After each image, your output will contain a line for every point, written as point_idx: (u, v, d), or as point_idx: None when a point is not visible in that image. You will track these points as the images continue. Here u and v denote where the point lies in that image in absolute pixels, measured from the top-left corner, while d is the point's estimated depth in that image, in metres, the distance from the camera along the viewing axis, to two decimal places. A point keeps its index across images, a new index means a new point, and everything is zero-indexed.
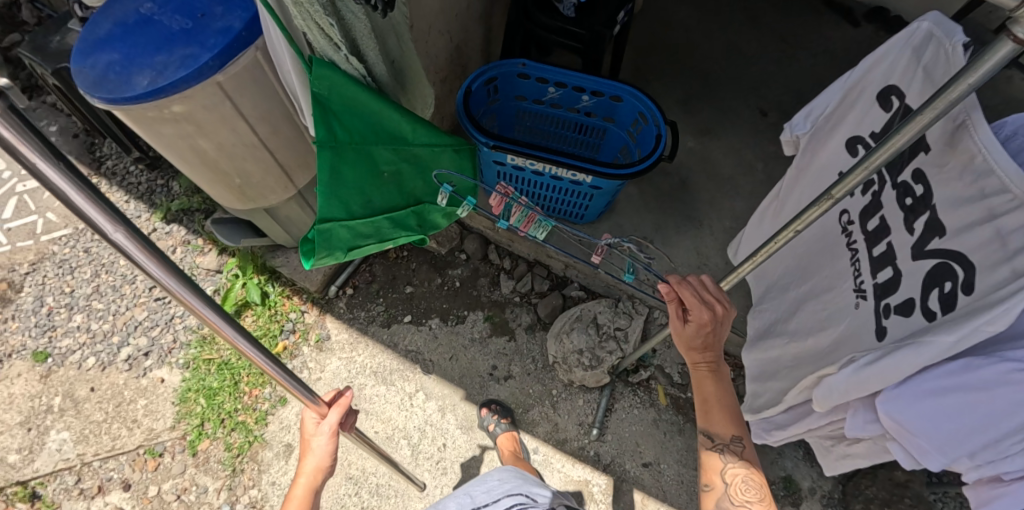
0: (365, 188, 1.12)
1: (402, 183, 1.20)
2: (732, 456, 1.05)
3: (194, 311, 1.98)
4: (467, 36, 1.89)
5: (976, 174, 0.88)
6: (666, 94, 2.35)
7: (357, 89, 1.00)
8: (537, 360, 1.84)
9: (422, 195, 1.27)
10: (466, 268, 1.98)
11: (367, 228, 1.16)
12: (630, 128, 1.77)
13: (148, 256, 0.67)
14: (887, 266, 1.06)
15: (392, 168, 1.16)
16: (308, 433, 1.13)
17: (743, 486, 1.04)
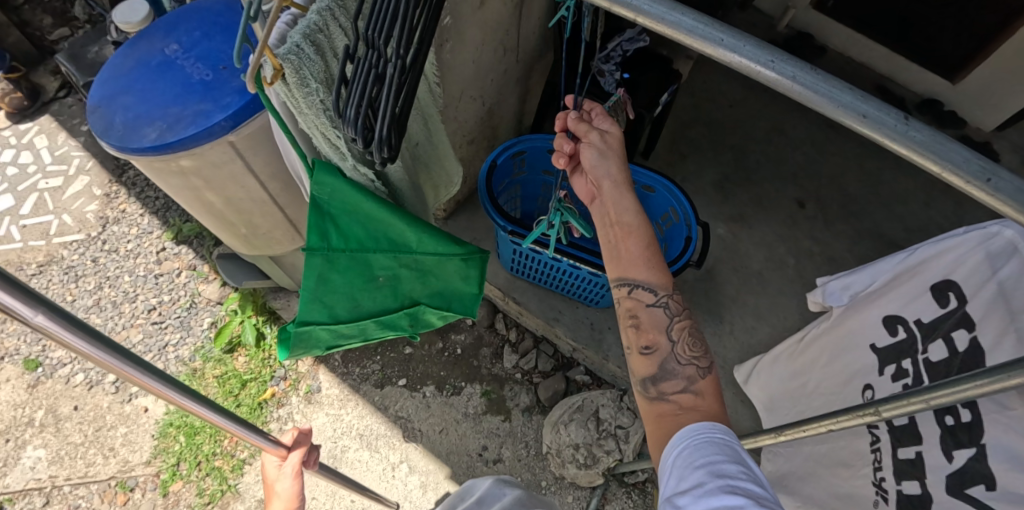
0: (356, 294, 1.21)
1: (398, 287, 1.27)
2: (674, 306, 0.92)
3: (188, 342, 1.96)
4: (501, 99, 1.82)
5: None
6: (700, 173, 2.26)
7: (360, 197, 1.06)
8: (530, 446, 1.75)
9: (419, 298, 1.33)
10: (470, 334, 1.90)
11: (352, 327, 1.28)
12: (659, 219, 1.68)
13: (74, 331, 0.58)
14: (916, 481, 1.04)
15: (389, 273, 1.22)
16: (271, 477, 1.08)
17: (689, 343, 0.91)
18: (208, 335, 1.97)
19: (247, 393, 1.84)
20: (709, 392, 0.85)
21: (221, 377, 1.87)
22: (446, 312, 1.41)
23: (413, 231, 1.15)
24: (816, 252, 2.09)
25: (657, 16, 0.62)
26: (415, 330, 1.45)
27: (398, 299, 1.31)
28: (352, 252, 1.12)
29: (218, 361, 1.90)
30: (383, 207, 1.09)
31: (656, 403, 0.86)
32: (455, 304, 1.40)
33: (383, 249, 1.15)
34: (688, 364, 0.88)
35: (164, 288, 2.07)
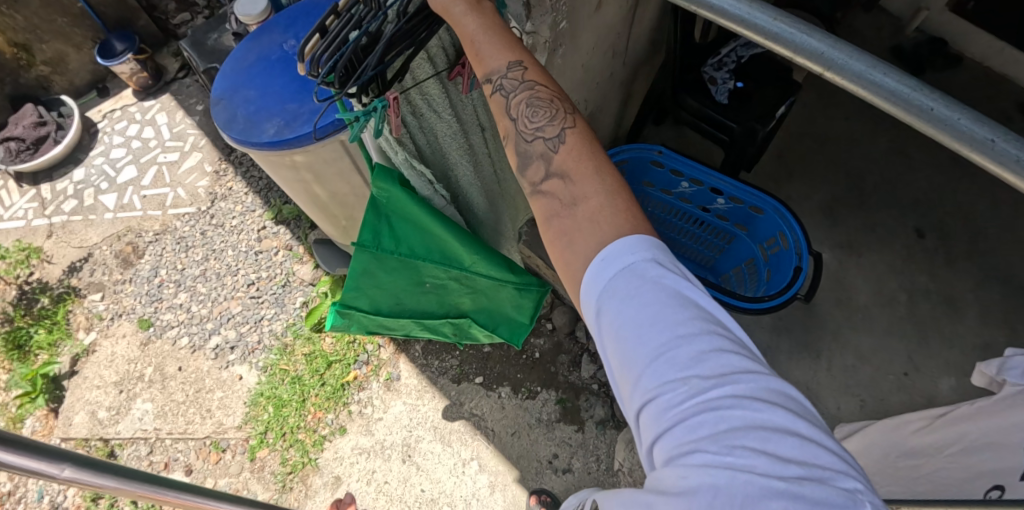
0: (402, 294, 1.20)
1: (444, 294, 1.25)
2: (513, 84, 0.80)
3: (281, 318, 2.08)
4: (602, 104, 1.76)
5: None
6: (806, 192, 2.11)
7: (417, 209, 1.03)
8: (601, 460, 1.72)
9: (466, 310, 1.33)
10: (549, 340, 1.89)
11: (394, 323, 1.27)
12: (764, 243, 1.58)
13: (100, 477, 0.67)
14: None
15: (437, 282, 1.20)
16: None
17: (530, 114, 0.81)
18: (299, 313, 2.07)
19: (332, 374, 1.93)
20: (573, 168, 0.76)
21: (309, 356, 1.98)
22: (488, 327, 1.40)
23: (467, 251, 1.14)
24: (933, 289, 1.91)
25: (855, 76, 0.54)
26: (458, 336, 1.45)
27: (442, 306, 1.30)
28: (402, 258, 1.09)
29: (308, 339, 2.01)
30: (445, 225, 1.09)
31: (533, 198, 0.78)
32: (501, 328, 1.41)
33: (438, 260, 1.14)
34: (536, 140, 0.80)
35: (262, 264, 2.20)
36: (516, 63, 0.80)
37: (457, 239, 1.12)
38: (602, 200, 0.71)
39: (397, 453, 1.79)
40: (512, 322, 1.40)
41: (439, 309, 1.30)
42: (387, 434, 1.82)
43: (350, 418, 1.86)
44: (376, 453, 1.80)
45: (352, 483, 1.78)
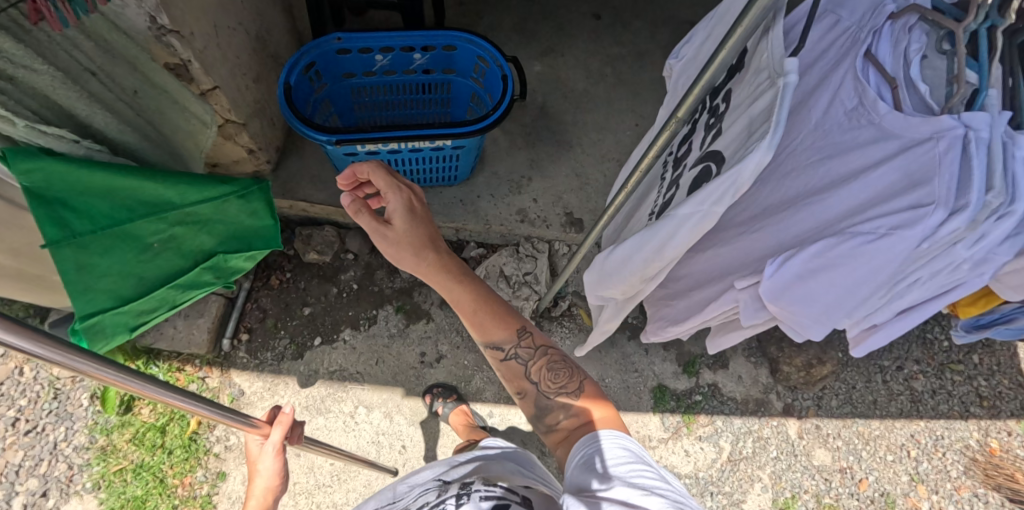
0: (135, 267, 1.19)
1: (181, 244, 1.24)
2: (527, 350, 1.06)
3: (77, 429, 1.74)
4: (264, 24, 1.65)
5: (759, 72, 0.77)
6: (497, 24, 2.26)
7: (87, 172, 1.03)
8: (461, 329, 1.80)
9: (210, 248, 1.29)
10: (358, 267, 1.87)
11: (146, 301, 1.26)
12: (472, 74, 1.69)
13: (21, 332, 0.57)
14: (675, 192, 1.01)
15: (161, 236, 1.19)
16: (254, 455, 1.03)
17: (552, 375, 1.04)
18: (94, 410, 1.75)
19: (172, 436, 1.73)
20: (580, 391, 1.00)
21: (136, 439, 1.73)
22: (247, 251, 1.35)
23: (168, 188, 1.14)
24: (622, 50, 2.23)
25: None
26: (226, 279, 1.40)
27: (185, 257, 1.27)
28: (110, 231, 1.11)
29: (122, 426, 1.74)
30: (116, 174, 1.08)
31: (551, 434, 0.98)
32: (254, 241, 1.35)
33: (137, 213, 1.14)
34: (558, 395, 1.01)
35: (14, 394, 1.78)
36: (519, 328, 1.06)
37: (139, 180, 1.10)
38: (598, 410, 0.94)
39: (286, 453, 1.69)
40: (264, 232, 1.35)
41: (189, 262, 1.29)
42: None
43: (221, 459, 1.72)
44: None
45: None
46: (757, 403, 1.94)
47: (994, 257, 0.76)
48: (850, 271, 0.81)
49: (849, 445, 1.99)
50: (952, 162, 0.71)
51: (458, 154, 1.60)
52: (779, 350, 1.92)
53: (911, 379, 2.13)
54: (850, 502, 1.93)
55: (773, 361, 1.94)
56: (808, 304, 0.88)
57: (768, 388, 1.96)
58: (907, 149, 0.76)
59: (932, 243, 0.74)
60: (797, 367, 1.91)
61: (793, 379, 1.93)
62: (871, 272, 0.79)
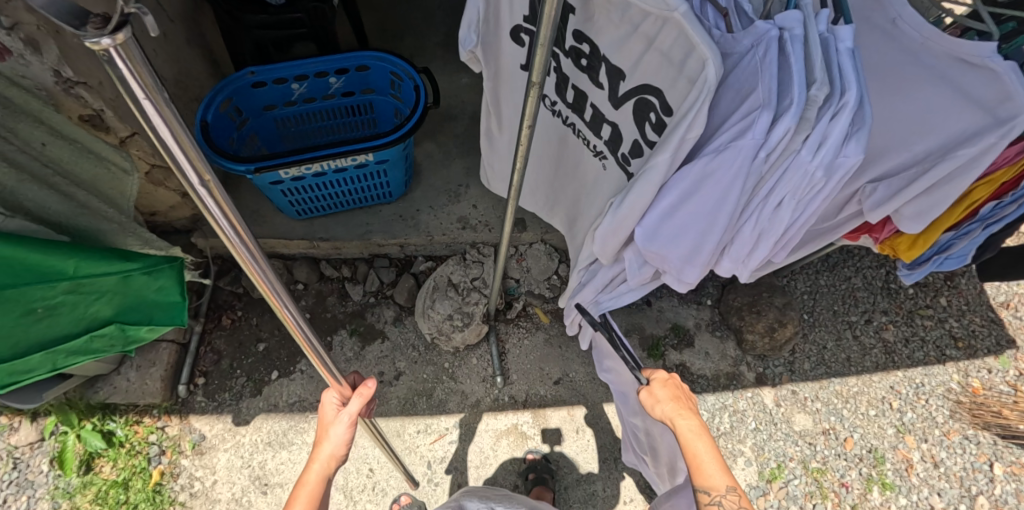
0: (13, 327, 1.02)
1: (68, 308, 1.07)
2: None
3: (39, 496, 1.71)
4: (184, 68, 1.68)
5: (621, 10, 0.87)
6: (425, 38, 2.24)
7: None
8: (418, 344, 1.79)
9: (110, 316, 1.15)
10: (308, 296, 1.86)
11: (22, 363, 1.07)
12: (390, 90, 1.69)
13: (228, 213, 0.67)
14: (603, 123, 1.09)
15: (47, 301, 1.03)
16: (329, 419, 1.08)
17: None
18: (55, 473, 1.73)
19: (135, 490, 1.68)
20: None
21: (98, 497, 1.68)
22: (145, 325, 1.20)
23: (54, 257, 1.00)
24: None
25: None
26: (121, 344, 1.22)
27: (78, 323, 1.12)
28: None
29: (84, 486, 1.69)
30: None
31: None
32: (156, 315, 1.21)
33: (16, 278, 0.98)
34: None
35: None
36: None
37: (25, 246, 0.96)
38: None
39: (254, 491, 1.68)
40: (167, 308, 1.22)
41: (76, 326, 1.11)
42: (233, 488, 1.68)
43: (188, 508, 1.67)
44: None
45: None
46: (729, 377, 1.93)
47: (844, 161, 0.88)
48: (711, 190, 0.94)
49: (830, 406, 1.97)
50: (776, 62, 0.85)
51: (383, 169, 1.62)
52: (741, 319, 1.92)
53: (882, 330, 2.12)
54: (838, 463, 1.89)
55: (738, 331, 1.93)
56: (677, 233, 1.03)
57: (738, 360, 1.95)
58: (738, 61, 0.90)
59: (768, 148, 0.87)
60: (761, 334, 1.90)
61: (760, 347, 1.92)
62: (721, 190, 0.92)
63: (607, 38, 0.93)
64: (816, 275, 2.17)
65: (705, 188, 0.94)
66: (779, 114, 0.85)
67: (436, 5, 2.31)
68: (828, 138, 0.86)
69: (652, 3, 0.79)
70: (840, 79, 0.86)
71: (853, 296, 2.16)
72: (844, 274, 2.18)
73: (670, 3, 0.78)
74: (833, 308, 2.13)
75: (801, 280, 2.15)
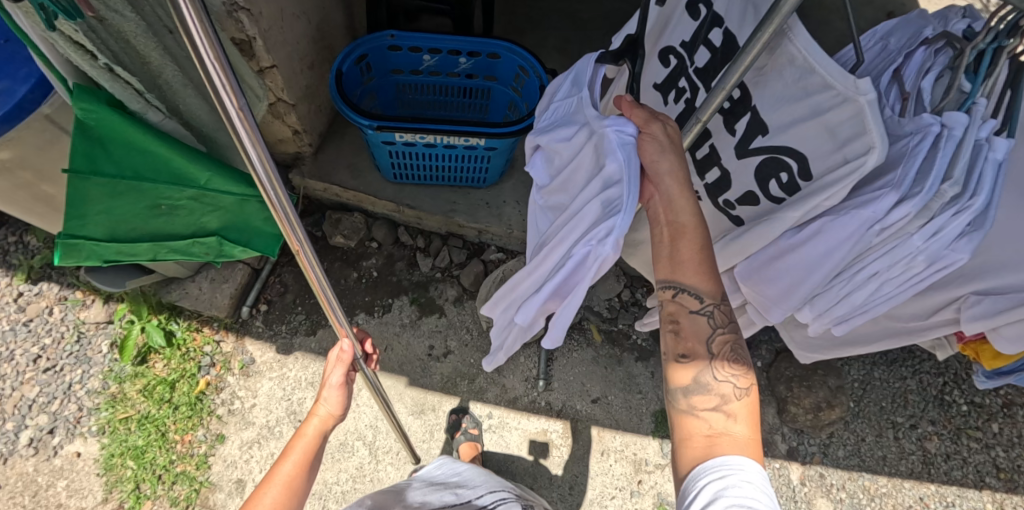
0: (138, 211, 1.15)
1: (188, 211, 1.20)
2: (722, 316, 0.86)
3: (94, 373, 1.82)
4: (326, 15, 1.75)
5: (800, 73, 0.90)
6: (545, 40, 2.30)
7: (133, 127, 1.02)
8: (472, 329, 1.85)
9: (213, 229, 1.26)
10: (381, 256, 1.93)
11: (133, 245, 1.19)
12: (513, 83, 1.73)
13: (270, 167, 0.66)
14: (715, 167, 1.17)
15: (172, 202, 1.16)
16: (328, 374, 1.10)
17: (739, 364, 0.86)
18: (112, 357, 1.83)
19: (181, 393, 1.77)
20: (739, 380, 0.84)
21: (146, 390, 1.78)
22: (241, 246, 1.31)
23: (197, 168, 1.13)
24: None
25: None
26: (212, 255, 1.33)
27: (190, 226, 1.24)
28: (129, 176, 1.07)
29: (135, 375, 1.79)
30: (160, 140, 1.07)
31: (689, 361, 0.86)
32: (254, 242, 1.31)
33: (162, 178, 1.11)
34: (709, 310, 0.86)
35: (41, 332, 1.87)
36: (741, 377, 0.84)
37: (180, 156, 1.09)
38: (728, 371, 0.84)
39: (288, 424, 1.76)
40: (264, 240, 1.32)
41: (188, 230, 1.23)
42: (269, 415, 1.77)
43: (223, 422, 1.76)
44: (268, 438, 1.74)
45: (258, 477, 1.71)
46: (761, 443, 1.92)
47: (951, 255, 0.94)
48: (816, 246, 1.00)
49: (854, 499, 1.93)
50: (926, 153, 0.87)
51: (489, 155, 1.66)
52: (789, 389, 1.95)
53: (925, 440, 2.07)
54: None
55: (782, 401, 1.96)
56: (773, 279, 1.12)
57: (774, 429, 1.94)
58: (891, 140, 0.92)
59: (882, 226, 0.92)
60: (806, 409, 1.92)
61: (801, 420, 1.93)
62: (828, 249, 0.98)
63: (768, 89, 0.97)
64: (872, 366, 2.13)
65: (813, 242, 1.00)
66: (908, 200, 0.89)
67: (566, 10, 2.35)
68: (944, 229, 0.91)
69: (840, 78, 0.84)
70: (974, 182, 0.89)
71: (904, 396, 2.11)
72: (900, 373, 2.14)
73: (863, 88, 0.83)
74: (881, 404, 2.08)
75: (856, 367, 2.11)
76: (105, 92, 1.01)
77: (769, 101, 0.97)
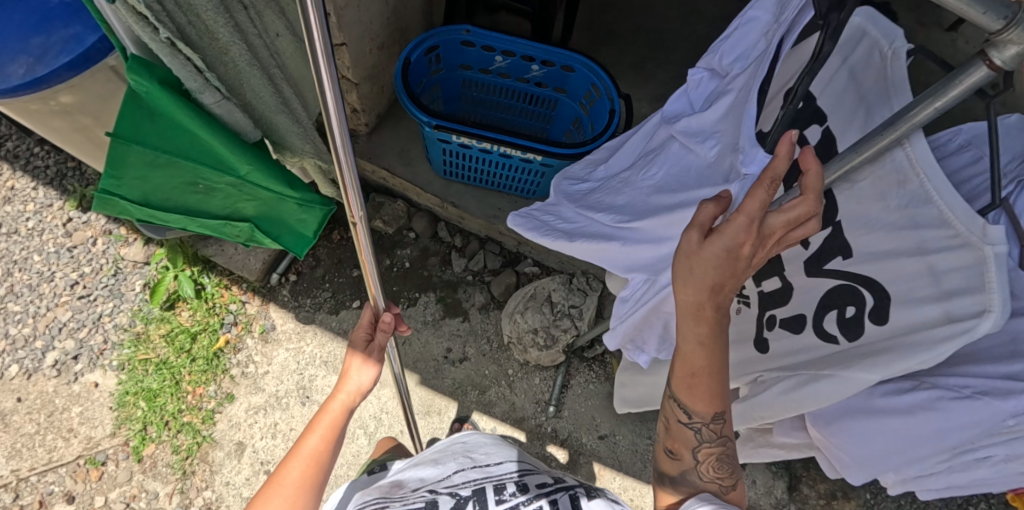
0: (177, 187, 1.07)
1: (228, 196, 1.12)
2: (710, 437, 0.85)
3: (124, 309, 1.87)
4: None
5: (908, 198, 0.75)
6: (622, 58, 2.24)
7: (185, 110, 0.93)
8: (492, 339, 1.82)
9: (249, 215, 1.18)
10: (415, 247, 1.90)
11: (165, 215, 1.12)
12: (582, 99, 1.65)
13: (344, 141, 0.69)
14: (772, 275, 0.99)
15: (211, 185, 1.08)
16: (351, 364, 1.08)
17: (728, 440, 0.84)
18: (143, 297, 1.88)
19: (200, 346, 1.80)
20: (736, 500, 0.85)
21: (168, 336, 1.82)
22: (272, 237, 1.25)
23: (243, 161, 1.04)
24: None
25: None
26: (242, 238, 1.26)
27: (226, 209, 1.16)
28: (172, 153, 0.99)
29: (161, 320, 1.83)
30: (209, 128, 0.97)
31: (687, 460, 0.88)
32: (284, 236, 1.26)
33: (206, 163, 1.03)
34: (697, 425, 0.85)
35: (83, 260, 1.94)
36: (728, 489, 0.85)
37: (227, 148, 1.01)
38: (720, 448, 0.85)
39: (295, 398, 1.76)
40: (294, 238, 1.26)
41: (223, 212, 1.16)
42: (278, 385, 1.78)
43: (235, 383, 1.78)
44: (273, 407, 1.76)
45: (257, 443, 1.73)
46: None
47: None
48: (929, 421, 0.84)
49: None
50: None
51: (544, 171, 1.60)
52: (805, 469, 1.87)
53: None
54: None
55: (794, 477, 1.87)
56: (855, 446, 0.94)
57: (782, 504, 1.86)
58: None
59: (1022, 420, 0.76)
60: (819, 493, 1.85)
61: (811, 503, 1.84)
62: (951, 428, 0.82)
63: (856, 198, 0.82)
64: None
65: (925, 412, 0.84)
66: None
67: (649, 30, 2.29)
68: None
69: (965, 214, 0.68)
70: None
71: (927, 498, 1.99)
72: None
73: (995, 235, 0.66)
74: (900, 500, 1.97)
75: None
76: (162, 69, 0.90)
77: (858, 222, 0.83)
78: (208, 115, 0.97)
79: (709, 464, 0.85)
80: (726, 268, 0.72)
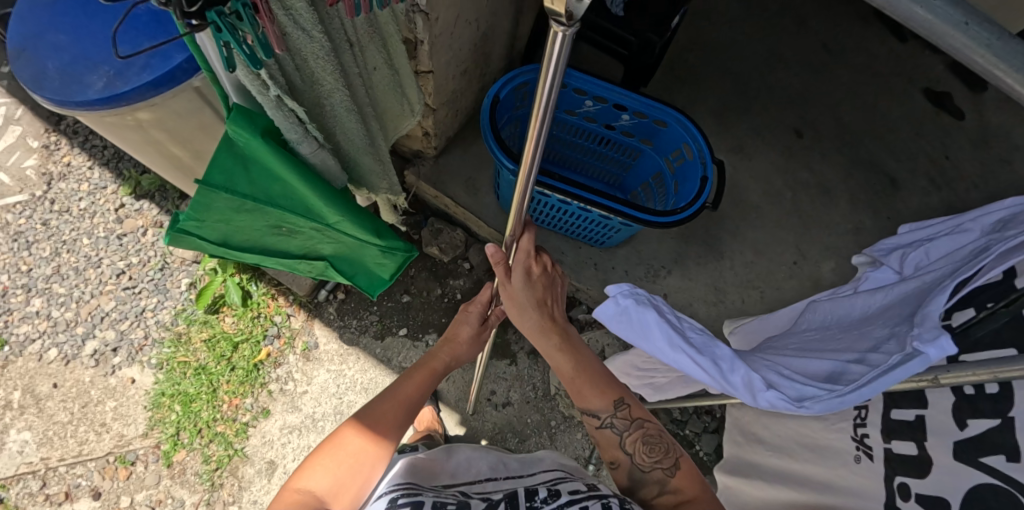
0: (258, 230, 0.99)
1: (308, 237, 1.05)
2: (622, 424, 1.09)
3: (167, 306, 1.83)
4: (495, 23, 1.61)
5: None
6: (701, 102, 2.15)
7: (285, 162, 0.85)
8: (537, 387, 1.75)
9: (326, 254, 1.12)
10: (469, 279, 1.84)
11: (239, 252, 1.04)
12: (669, 155, 1.56)
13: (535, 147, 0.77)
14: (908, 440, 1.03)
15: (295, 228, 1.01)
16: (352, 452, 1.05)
17: (647, 450, 1.06)
18: (188, 297, 1.84)
19: (241, 355, 1.76)
20: (686, 485, 1.00)
21: (209, 341, 1.78)
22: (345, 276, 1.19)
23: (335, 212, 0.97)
24: (811, 182, 2.13)
25: None
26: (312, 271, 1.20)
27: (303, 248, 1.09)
28: (262, 202, 0.91)
29: (204, 323, 1.79)
30: (306, 181, 0.89)
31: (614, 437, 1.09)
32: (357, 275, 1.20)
33: (296, 212, 0.95)
34: (610, 426, 1.10)
35: (131, 249, 1.90)
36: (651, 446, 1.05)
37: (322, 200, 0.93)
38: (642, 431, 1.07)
39: (331, 423, 1.72)
40: (368, 277, 1.21)
41: (301, 251, 1.09)
42: (316, 407, 1.73)
43: (272, 399, 1.73)
44: (308, 429, 1.71)
45: (289, 464, 1.69)
46: None
47: None
48: None
49: None
50: None
51: (621, 228, 1.56)
52: None
53: None
54: None
55: None
56: None
57: None
58: None
59: None
60: None
61: None
62: None
63: None
64: None
65: None
66: None
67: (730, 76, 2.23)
68: None
69: None
70: None
71: None
72: None
73: None
74: None
75: None
76: (265, 116, 0.81)
77: None
78: (304, 165, 0.89)
79: (628, 430, 1.08)
80: (536, 292, 1.13)
